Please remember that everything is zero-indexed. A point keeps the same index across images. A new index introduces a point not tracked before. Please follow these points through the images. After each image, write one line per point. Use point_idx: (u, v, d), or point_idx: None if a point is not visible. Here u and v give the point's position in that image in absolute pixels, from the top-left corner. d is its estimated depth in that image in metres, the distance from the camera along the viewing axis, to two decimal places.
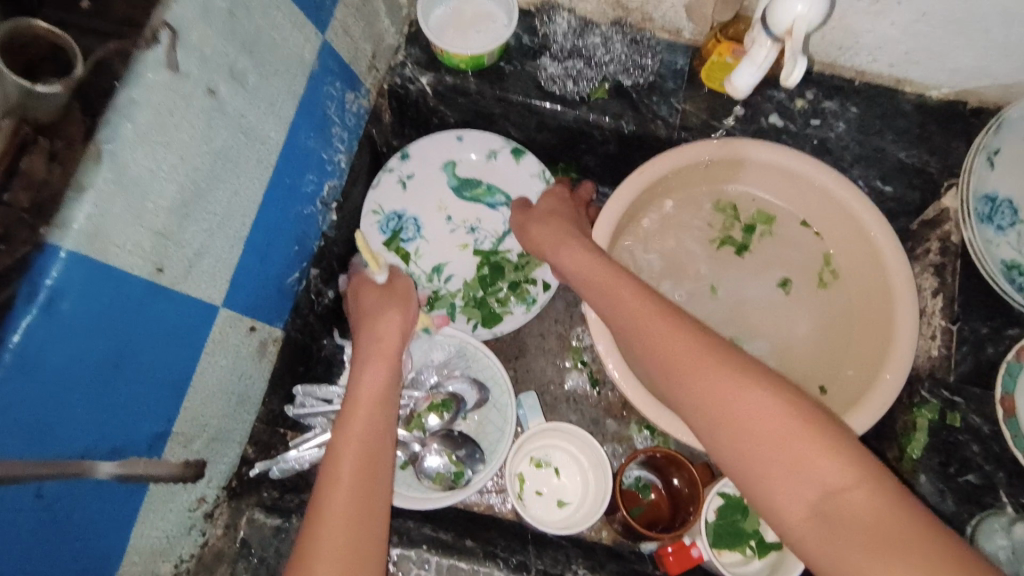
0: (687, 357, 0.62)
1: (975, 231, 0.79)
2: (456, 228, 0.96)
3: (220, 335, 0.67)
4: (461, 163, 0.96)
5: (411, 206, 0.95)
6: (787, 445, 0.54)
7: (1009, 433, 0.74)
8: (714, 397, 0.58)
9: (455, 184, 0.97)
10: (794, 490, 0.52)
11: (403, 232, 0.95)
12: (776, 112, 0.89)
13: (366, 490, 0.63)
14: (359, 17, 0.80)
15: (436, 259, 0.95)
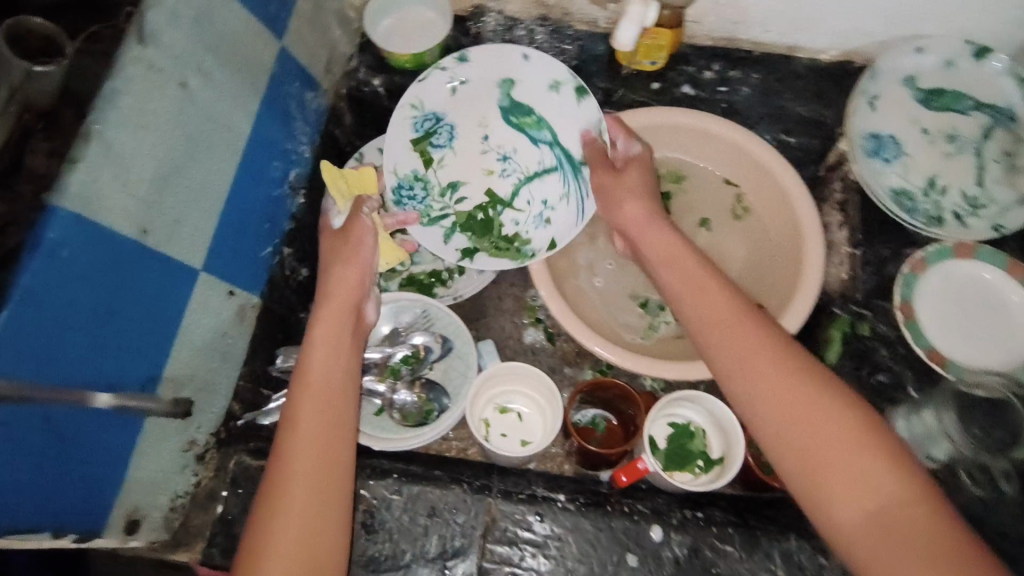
0: (763, 359, 0.65)
1: (863, 164, 0.90)
2: (490, 151, 0.96)
3: (202, 295, 0.78)
4: (520, 83, 0.94)
5: (451, 114, 0.95)
6: (802, 400, 0.62)
7: (910, 336, 0.83)
8: (787, 404, 0.62)
9: (507, 104, 0.94)
10: (808, 448, 0.60)
11: (435, 136, 0.95)
12: (687, 83, 1.00)
13: (330, 451, 0.66)
14: (312, 28, 0.93)
15: (456, 174, 0.96)
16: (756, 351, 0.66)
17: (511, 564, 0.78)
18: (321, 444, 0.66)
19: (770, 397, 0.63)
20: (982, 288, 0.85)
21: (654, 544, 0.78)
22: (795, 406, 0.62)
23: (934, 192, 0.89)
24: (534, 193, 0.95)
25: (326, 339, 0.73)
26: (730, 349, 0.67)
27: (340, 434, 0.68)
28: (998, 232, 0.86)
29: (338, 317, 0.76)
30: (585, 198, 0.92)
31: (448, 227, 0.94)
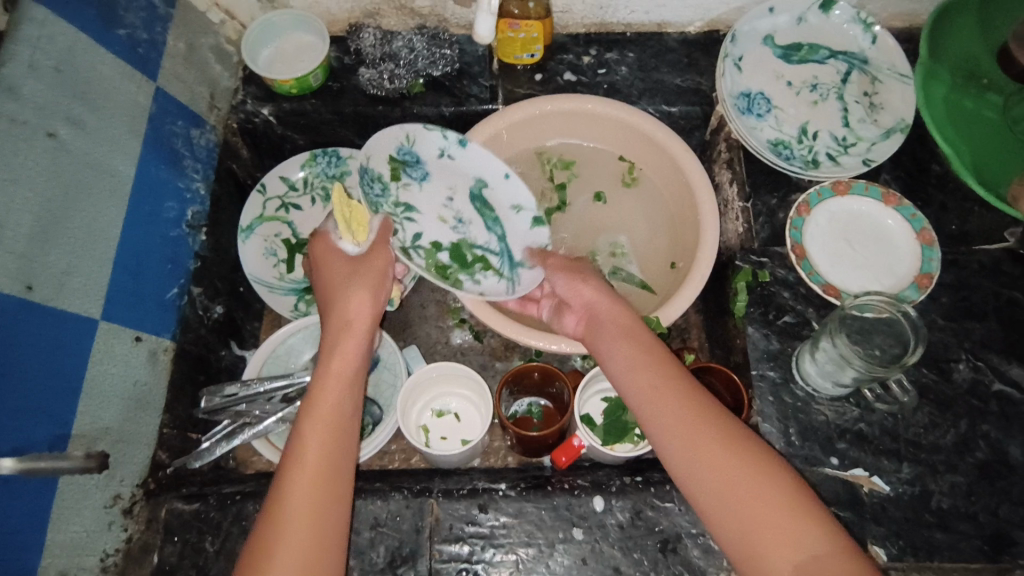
0: (688, 418, 0.66)
1: (739, 121, 0.96)
2: (448, 208, 0.92)
3: (106, 344, 0.76)
4: (491, 189, 0.92)
5: (432, 169, 0.92)
6: (729, 469, 0.62)
7: (805, 274, 0.88)
8: (714, 462, 0.63)
9: (474, 190, 0.92)
10: (729, 497, 0.61)
11: (412, 169, 0.91)
12: (569, 70, 1.05)
13: (328, 490, 0.65)
14: (188, 65, 0.94)
15: (412, 203, 0.91)
16: (676, 419, 0.66)
17: (462, 561, 0.77)
18: (321, 480, 0.65)
19: (693, 463, 0.64)
20: (863, 221, 0.91)
21: (597, 514, 0.79)
22: (715, 465, 0.63)
23: (806, 138, 0.97)
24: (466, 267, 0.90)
25: (336, 372, 0.72)
26: (648, 409, 0.68)
27: (338, 471, 0.66)
28: (869, 164, 0.94)
29: (348, 350, 0.74)
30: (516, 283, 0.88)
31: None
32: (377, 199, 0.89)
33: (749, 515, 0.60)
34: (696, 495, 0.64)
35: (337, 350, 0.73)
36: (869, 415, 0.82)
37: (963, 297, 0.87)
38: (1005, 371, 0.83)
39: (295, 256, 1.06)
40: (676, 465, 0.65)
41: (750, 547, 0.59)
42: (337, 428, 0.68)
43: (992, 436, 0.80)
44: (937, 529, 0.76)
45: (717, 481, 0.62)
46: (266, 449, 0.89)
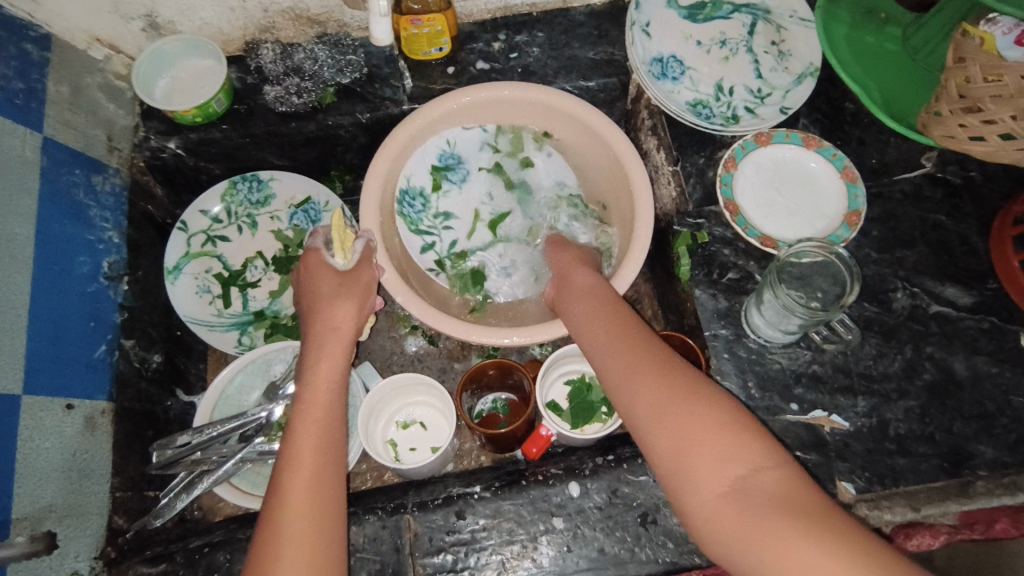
0: (642, 358, 0.69)
1: (655, 87, 0.96)
2: (485, 203, 1.00)
3: (34, 419, 0.72)
4: (535, 170, 1.01)
5: (471, 163, 0.99)
6: (671, 391, 0.65)
7: (741, 228, 0.89)
8: (662, 390, 0.65)
9: (519, 181, 1.01)
10: (672, 416, 0.63)
11: (450, 172, 0.98)
12: (480, 59, 1.03)
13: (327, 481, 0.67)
14: (76, 110, 0.88)
15: (451, 207, 0.98)
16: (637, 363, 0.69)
17: (447, 571, 0.76)
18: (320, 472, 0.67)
19: (642, 392, 0.66)
20: (789, 167, 0.93)
21: (574, 500, 0.78)
22: (662, 390, 0.65)
23: (723, 95, 0.98)
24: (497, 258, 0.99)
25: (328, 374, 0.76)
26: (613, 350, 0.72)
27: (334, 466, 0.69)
28: (785, 113, 0.95)
29: (340, 352, 0.79)
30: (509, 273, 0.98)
31: (428, 242, 0.96)
32: (418, 216, 0.96)
33: (688, 437, 0.61)
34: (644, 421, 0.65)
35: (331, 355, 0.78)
36: (821, 356, 0.84)
37: (892, 228, 0.89)
38: (940, 292, 0.86)
39: (230, 289, 1.02)
40: (631, 396, 0.67)
41: (687, 458, 0.60)
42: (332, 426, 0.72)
43: (937, 356, 0.83)
44: (898, 455, 0.79)
45: (664, 407, 0.64)
46: (231, 494, 0.86)
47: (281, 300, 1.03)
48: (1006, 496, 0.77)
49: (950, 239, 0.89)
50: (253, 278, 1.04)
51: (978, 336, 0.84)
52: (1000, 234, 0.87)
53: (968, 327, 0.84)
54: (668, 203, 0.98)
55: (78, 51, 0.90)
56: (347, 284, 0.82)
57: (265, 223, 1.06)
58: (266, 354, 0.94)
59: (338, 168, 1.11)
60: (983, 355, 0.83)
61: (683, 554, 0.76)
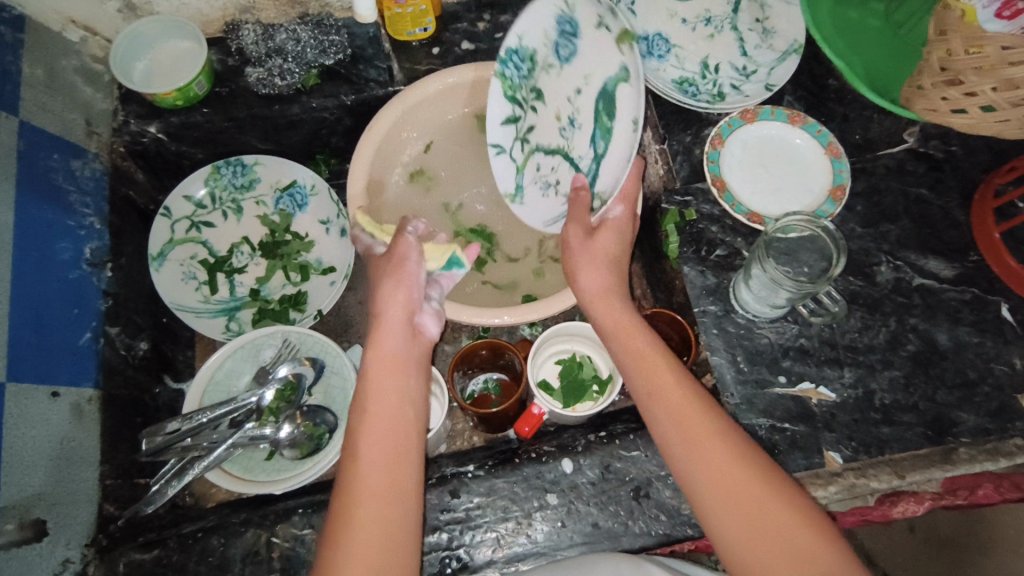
0: (696, 421, 0.63)
1: (641, 65, 0.96)
2: (571, 109, 0.83)
3: (20, 406, 0.72)
4: (630, 85, 0.79)
5: (583, 42, 0.80)
6: (733, 472, 0.59)
7: (729, 205, 0.89)
8: (721, 468, 0.60)
9: (608, 86, 0.80)
10: (737, 501, 0.58)
11: (559, 47, 0.81)
12: (465, 39, 1.02)
13: (395, 492, 0.59)
14: (53, 93, 0.86)
15: (544, 89, 0.83)
16: (670, 394, 0.65)
17: (442, 549, 0.77)
18: (387, 486, 0.60)
19: (704, 458, 0.60)
20: (775, 144, 0.94)
21: (568, 476, 0.79)
22: (725, 472, 0.59)
23: (709, 72, 0.98)
24: (540, 167, 0.85)
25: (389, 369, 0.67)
26: (637, 376, 0.68)
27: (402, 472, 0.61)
28: (771, 89, 0.95)
29: (393, 342, 0.69)
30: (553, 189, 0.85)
31: (512, 114, 0.83)
32: (519, 84, 0.81)
33: (729, 489, 0.59)
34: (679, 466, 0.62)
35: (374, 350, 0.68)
36: (808, 329, 0.85)
37: (876, 202, 0.90)
38: (923, 265, 0.87)
39: (216, 275, 1.01)
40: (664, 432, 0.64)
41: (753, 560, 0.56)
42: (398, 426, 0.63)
43: (920, 328, 0.85)
44: (883, 425, 0.81)
45: (713, 462, 0.60)
46: (222, 479, 0.84)
47: (268, 285, 1.02)
48: (987, 462, 0.79)
49: (932, 213, 0.90)
50: (239, 263, 1.03)
51: (960, 307, 0.86)
52: (981, 205, 0.88)
53: (950, 298, 0.86)
54: (656, 181, 0.98)
55: (53, 33, 0.88)
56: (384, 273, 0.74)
57: (250, 207, 1.05)
58: (254, 340, 0.93)
59: (324, 151, 1.10)
60: (965, 325, 0.85)
61: (675, 526, 0.76)
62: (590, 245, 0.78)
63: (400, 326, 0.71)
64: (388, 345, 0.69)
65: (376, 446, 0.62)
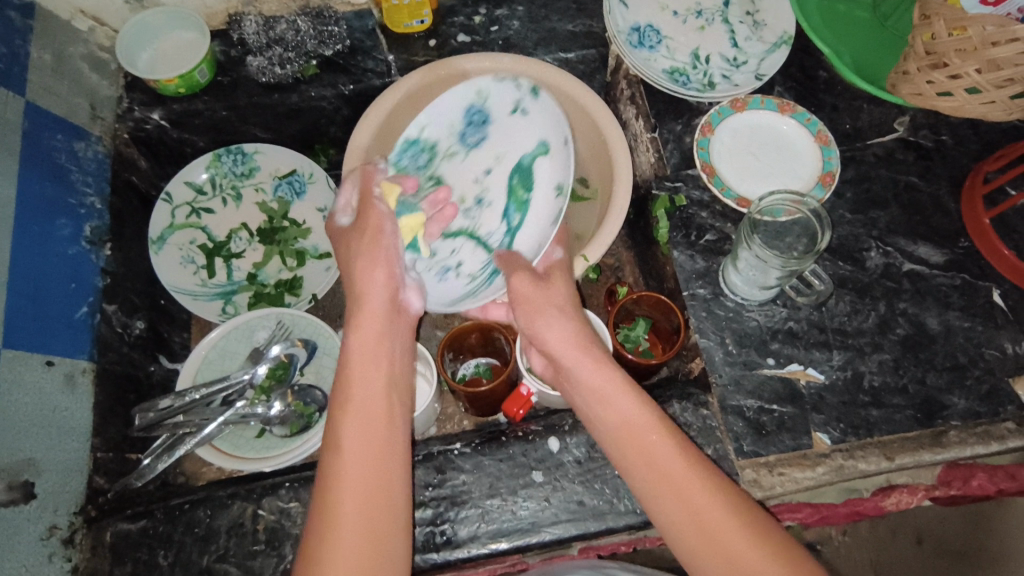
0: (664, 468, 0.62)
1: (632, 54, 0.98)
2: (479, 179, 0.85)
3: (14, 372, 0.73)
4: (552, 155, 0.80)
5: (499, 128, 0.84)
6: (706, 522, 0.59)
7: (717, 189, 0.90)
8: (692, 518, 0.59)
9: (523, 162, 0.82)
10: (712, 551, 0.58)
11: (466, 134, 0.85)
12: (461, 32, 1.04)
13: (383, 473, 0.61)
14: (59, 77, 0.89)
15: (448, 178, 0.85)
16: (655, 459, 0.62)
17: (427, 524, 0.76)
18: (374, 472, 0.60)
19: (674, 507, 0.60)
20: (765, 132, 0.95)
21: (553, 454, 0.79)
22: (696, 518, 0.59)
23: (700, 63, 0.99)
24: (446, 247, 0.84)
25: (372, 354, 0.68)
26: (629, 455, 0.64)
27: (390, 442, 0.63)
28: (760, 79, 0.97)
29: (381, 320, 0.70)
30: (472, 297, 0.80)
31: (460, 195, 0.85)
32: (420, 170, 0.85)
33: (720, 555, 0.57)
34: (700, 562, 0.58)
35: (358, 328, 0.69)
36: (797, 312, 0.85)
37: (866, 189, 0.91)
38: (913, 251, 0.88)
39: (215, 260, 1.03)
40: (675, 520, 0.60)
41: None
42: (383, 413, 0.64)
43: (910, 312, 0.85)
44: (872, 407, 0.80)
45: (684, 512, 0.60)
46: (212, 455, 0.84)
47: (265, 270, 1.04)
48: (979, 446, 0.78)
49: (922, 200, 0.90)
50: (237, 249, 1.05)
51: (950, 292, 0.85)
52: (970, 192, 0.88)
53: (940, 284, 0.86)
54: (647, 170, 0.99)
55: (62, 21, 0.91)
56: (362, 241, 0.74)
57: (250, 194, 1.07)
58: (248, 322, 0.95)
59: (322, 142, 1.12)
60: (955, 310, 0.84)
61: None
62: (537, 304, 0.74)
63: (385, 297, 0.72)
64: (370, 320, 0.70)
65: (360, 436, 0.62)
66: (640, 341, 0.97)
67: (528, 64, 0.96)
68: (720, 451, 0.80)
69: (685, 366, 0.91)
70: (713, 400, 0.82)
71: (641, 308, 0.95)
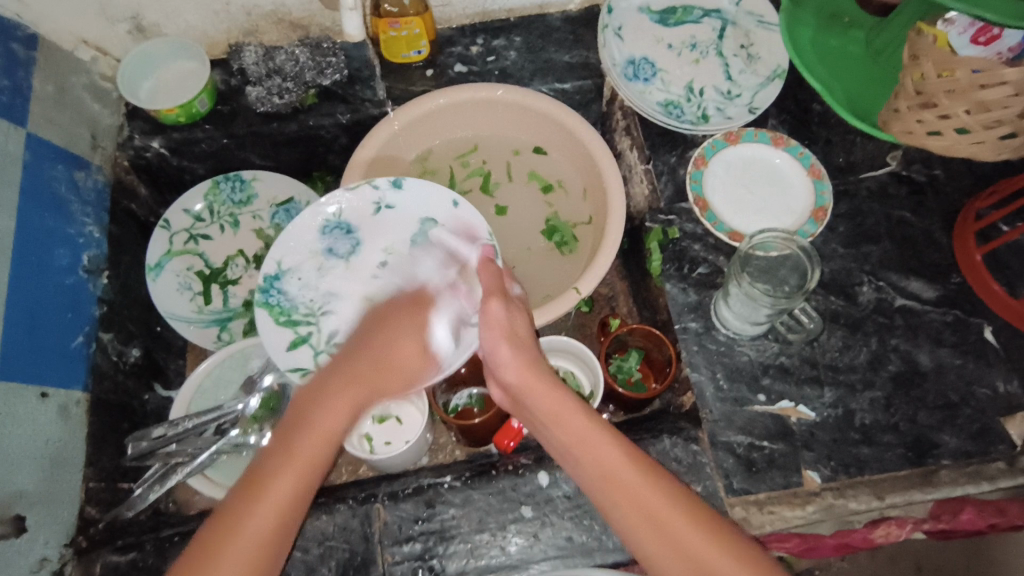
0: (611, 463, 0.67)
1: (627, 87, 0.99)
2: (379, 272, 0.86)
3: (9, 405, 0.73)
4: (441, 223, 0.87)
5: (368, 231, 0.87)
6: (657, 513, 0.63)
7: (710, 223, 0.91)
8: (643, 511, 0.64)
9: (418, 239, 0.86)
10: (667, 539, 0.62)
11: (343, 241, 0.86)
12: (459, 62, 1.05)
13: (279, 540, 0.61)
14: (61, 107, 0.90)
15: (335, 289, 0.85)
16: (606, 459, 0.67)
17: (416, 559, 0.76)
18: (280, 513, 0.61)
19: (626, 503, 0.65)
20: (758, 165, 0.95)
21: (543, 489, 0.79)
22: (650, 510, 0.64)
23: (694, 96, 1.00)
24: None
25: (336, 414, 0.68)
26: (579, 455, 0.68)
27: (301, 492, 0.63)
28: (754, 112, 0.97)
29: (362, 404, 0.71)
30: (455, 352, 0.77)
31: (300, 335, 0.82)
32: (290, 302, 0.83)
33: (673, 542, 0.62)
34: (650, 553, 0.63)
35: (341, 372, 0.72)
36: (788, 348, 0.85)
37: (859, 223, 0.91)
38: (905, 286, 0.88)
39: (211, 286, 1.03)
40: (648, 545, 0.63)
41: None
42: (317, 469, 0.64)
43: (902, 349, 0.84)
44: (863, 445, 0.80)
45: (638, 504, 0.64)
46: (202, 485, 0.86)
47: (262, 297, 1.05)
48: (969, 486, 0.78)
49: (915, 234, 0.90)
50: (234, 275, 1.06)
51: (943, 329, 0.85)
52: (962, 228, 0.88)
53: (932, 320, 0.86)
54: (641, 201, 1.00)
55: (65, 52, 0.92)
56: (389, 324, 0.78)
57: (247, 221, 1.08)
58: (243, 351, 0.95)
59: (320, 170, 1.14)
60: (947, 347, 0.84)
61: None
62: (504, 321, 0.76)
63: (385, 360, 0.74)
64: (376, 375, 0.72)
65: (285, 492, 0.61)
66: (633, 372, 0.96)
67: (520, 92, 0.96)
68: (710, 488, 0.79)
69: (676, 399, 0.90)
70: (703, 436, 0.82)
71: (634, 339, 0.95)
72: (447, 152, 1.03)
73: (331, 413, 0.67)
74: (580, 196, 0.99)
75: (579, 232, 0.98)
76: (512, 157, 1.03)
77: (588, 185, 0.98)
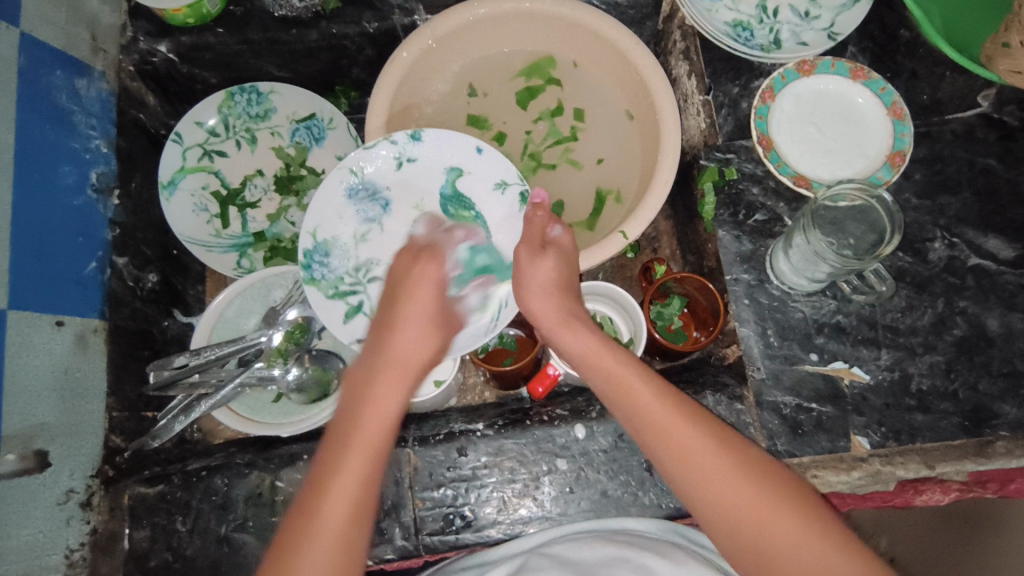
0: (652, 406, 0.65)
1: (692, 3, 0.87)
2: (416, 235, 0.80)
3: (24, 335, 0.70)
4: (468, 174, 0.80)
5: (393, 194, 0.80)
6: (698, 455, 0.61)
7: (773, 165, 0.82)
8: (684, 456, 0.62)
9: (447, 191, 0.80)
10: (713, 485, 0.60)
11: (371, 208, 0.79)
12: None
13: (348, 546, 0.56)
14: (55, 2, 0.80)
15: (374, 255, 0.79)
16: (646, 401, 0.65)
17: (447, 505, 0.75)
18: (353, 507, 0.57)
19: (669, 448, 0.63)
20: (830, 101, 0.86)
21: (580, 442, 0.76)
22: (698, 454, 0.61)
23: (767, 17, 0.88)
24: None
25: (384, 402, 0.64)
26: (615, 394, 0.67)
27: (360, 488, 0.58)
28: (834, 39, 0.86)
29: (401, 380, 0.67)
30: (503, 305, 0.78)
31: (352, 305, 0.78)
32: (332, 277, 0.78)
33: (716, 486, 0.60)
34: (693, 499, 0.61)
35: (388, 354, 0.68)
36: (847, 306, 0.79)
37: (938, 171, 0.83)
38: (981, 244, 0.80)
39: (228, 209, 0.97)
40: (705, 506, 0.60)
41: (733, 524, 0.59)
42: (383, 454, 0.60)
43: (970, 312, 0.78)
44: (918, 412, 0.76)
45: (682, 446, 0.62)
46: (229, 417, 0.83)
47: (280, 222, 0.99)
48: None
49: (999, 186, 0.82)
50: (252, 198, 0.99)
51: (1017, 292, 0.79)
52: None
53: (1006, 282, 0.79)
54: (695, 135, 0.91)
55: None
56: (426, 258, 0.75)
57: (265, 138, 1.00)
58: (264, 280, 0.90)
59: (342, 83, 1.04)
60: (1019, 312, 0.78)
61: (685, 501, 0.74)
62: (533, 266, 0.74)
63: (425, 322, 0.71)
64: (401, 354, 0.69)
65: (361, 471, 0.58)
66: (673, 320, 0.92)
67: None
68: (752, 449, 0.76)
69: (720, 351, 0.85)
70: (749, 394, 0.78)
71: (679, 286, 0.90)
72: (477, 72, 0.92)
73: (385, 400, 0.64)
74: (532, 50, 0.92)
75: (584, 93, 0.92)
76: (515, 68, 0.92)
77: (541, 44, 0.91)
